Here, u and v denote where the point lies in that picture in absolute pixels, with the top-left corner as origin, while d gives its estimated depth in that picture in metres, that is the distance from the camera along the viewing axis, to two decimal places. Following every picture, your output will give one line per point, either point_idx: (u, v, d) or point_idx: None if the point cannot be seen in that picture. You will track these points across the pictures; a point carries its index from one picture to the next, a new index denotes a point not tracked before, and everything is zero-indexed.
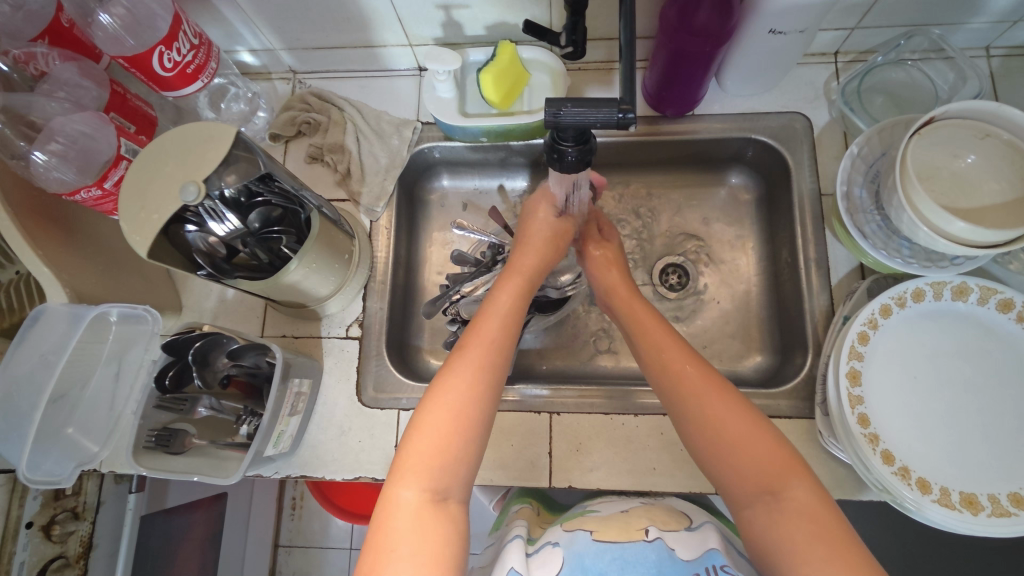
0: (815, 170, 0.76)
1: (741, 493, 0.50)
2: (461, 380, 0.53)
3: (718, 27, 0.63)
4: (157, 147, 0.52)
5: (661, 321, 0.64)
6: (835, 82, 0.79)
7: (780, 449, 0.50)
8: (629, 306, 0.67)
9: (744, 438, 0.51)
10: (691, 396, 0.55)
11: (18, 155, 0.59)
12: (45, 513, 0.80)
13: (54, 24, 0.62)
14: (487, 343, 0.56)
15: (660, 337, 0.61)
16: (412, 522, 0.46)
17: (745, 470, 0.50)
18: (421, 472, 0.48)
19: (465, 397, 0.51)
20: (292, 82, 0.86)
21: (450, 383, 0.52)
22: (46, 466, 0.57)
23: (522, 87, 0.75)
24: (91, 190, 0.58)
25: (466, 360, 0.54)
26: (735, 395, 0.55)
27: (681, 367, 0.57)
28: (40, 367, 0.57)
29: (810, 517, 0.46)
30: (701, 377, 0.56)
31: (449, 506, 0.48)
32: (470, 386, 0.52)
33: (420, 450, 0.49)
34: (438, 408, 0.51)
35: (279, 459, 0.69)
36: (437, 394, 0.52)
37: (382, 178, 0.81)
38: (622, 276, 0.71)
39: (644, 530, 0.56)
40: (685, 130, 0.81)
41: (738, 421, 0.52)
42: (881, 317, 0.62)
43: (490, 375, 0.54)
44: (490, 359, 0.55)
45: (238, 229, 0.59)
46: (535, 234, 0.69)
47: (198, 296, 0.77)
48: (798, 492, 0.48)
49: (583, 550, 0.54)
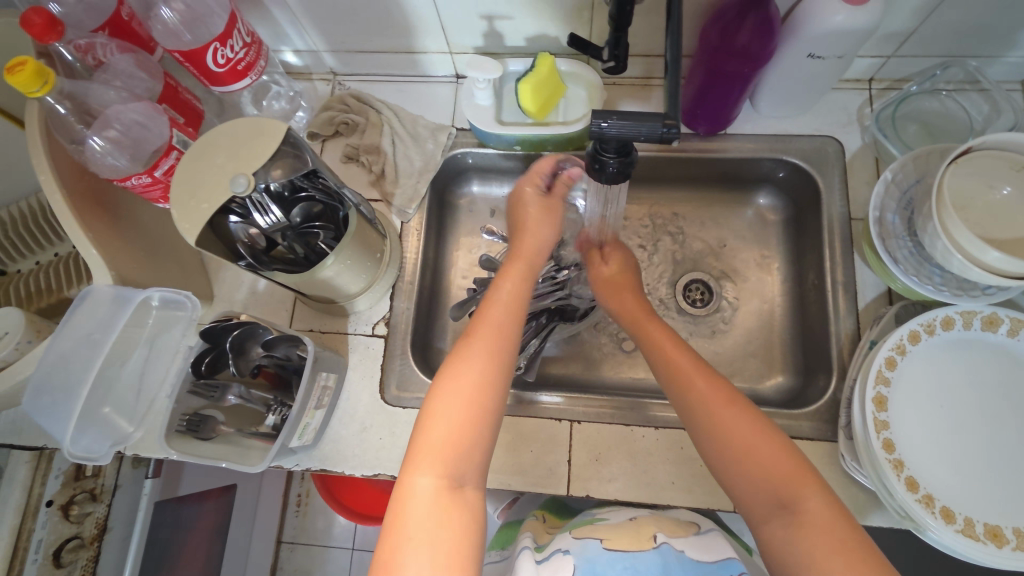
0: (846, 195, 0.77)
1: (758, 508, 0.50)
2: (468, 373, 0.52)
3: (757, 49, 0.64)
4: (209, 139, 0.54)
5: (671, 333, 0.63)
6: (868, 109, 0.80)
7: (792, 461, 0.51)
8: (639, 321, 0.67)
9: (755, 450, 0.52)
10: (704, 409, 0.55)
11: (76, 140, 0.61)
12: (65, 493, 0.81)
13: (114, 17, 0.64)
14: (495, 333, 0.56)
15: (670, 349, 0.61)
16: (428, 512, 0.46)
17: (761, 482, 0.51)
18: (434, 461, 0.49)
19: (472, 389, 0.52)
20: (332, 83, 0.88)
21: (458, 375, 0.52)
22: (85, 442, 0.59)
23: (558, 99, 0.77)
24: (141, 177, 0.60)
25: (473, 353, 0.54)
26: (747, 406, 0.55)
27: (692, 380, 0.57)
28: (84, 346, 0.59)
29: (825, 530, 0.46)
30: (712, 390, 0.56)
31: (466, 494, 0.48)
32: (481, 379, 0.52)
33: (432, 440, 0.49)
34: (450, 398, 0.51)
35: (301, 451, 0.70)
36: (445, 386, 0.52)
37: (415, 181, 0.82)
38: (632, 293, 0.70)
39: (653, 538, 0.57)
40: (716, 148, 0.82)
41: (750, 432, 0.53)
42: (909, 343, 0.62)
43: (500, 367, 0.54)
44: (498, 350, 0.55)
45: (280, 222, 0.61)
46: (528, 210, 0.66)
47: (229, 287, 0.78)
48: (812, 503, 0.48)
49: (595, 558, 0.54)
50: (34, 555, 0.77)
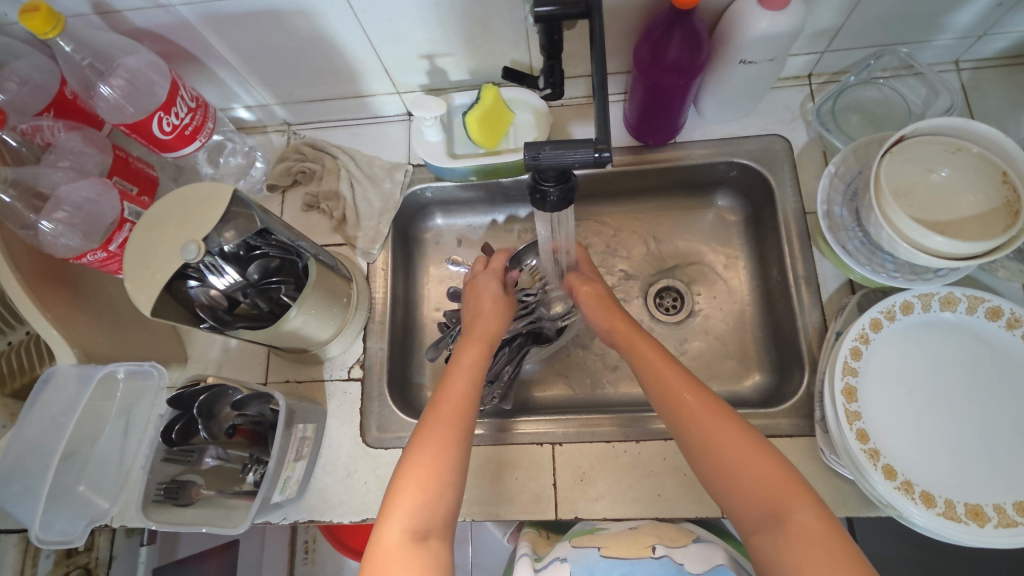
0: (798, 190, 0.78)
1: (750, 519, 0.51)
2: (438, 422, 0.55)
3: (689, 61, 0.66)
4: (158, 209, 0.55)
5: (659, 348, 0.63)
6: (811, 103, 0.81)
7: (783, 471, 0.51)
8: (632, 341, 0.65)
9: (744, 465, 0.52)
10: (693, 424, 0.56)
11: (27, 225, 0.62)
12: (59, 570, 0.81)
13: (59, 97, 0.66)
14: (460, 393, 0.58)
15: (660, 365, 0.61)
16: (392, 562, 0.48)
17: (750, 494, 0.51)
18: (403, 512, 0.50)
19: (444, 439, 0.54)
20: (287, 134, 0.88)
21: (428, 430, 0.55)
22: (59, 526, 0.59)
23: (506, 125, 0.78)
24: (96, 253, 0.60)
25: (440, 410, 0.56)
26: (739, 421, 0.55)
27: (681, 397, 0.57)
28: (51, 429, 0.60)
29: (816, 541, 0.47)
30: (701, 404, 0.56)
31: (430, 542, 0.50)
32: (451, 426, 0.55)
33: (399, 498, 0.51)
34: (420, 453, 0.53)
35: (286, 504, 0.70)
36: (419, 442, 0.54)
37: (377, 222, 0.83)
38: (619, 312, 0.69)
39: (652, 547, 0.58)
40: (670, 157, 0.83)
41: (736, 445, 0.53)
42: (871, 331, 0.63)
43: (463, 425, 0.56)
44: (463, 405, 0.57)
45: (237, 281, 0.62)
46: (484, 299, 0.70)
47: (202, 347, 0.78)
48: (802, 514, 0.48)
49: (592, 564, 0.57)
50: None
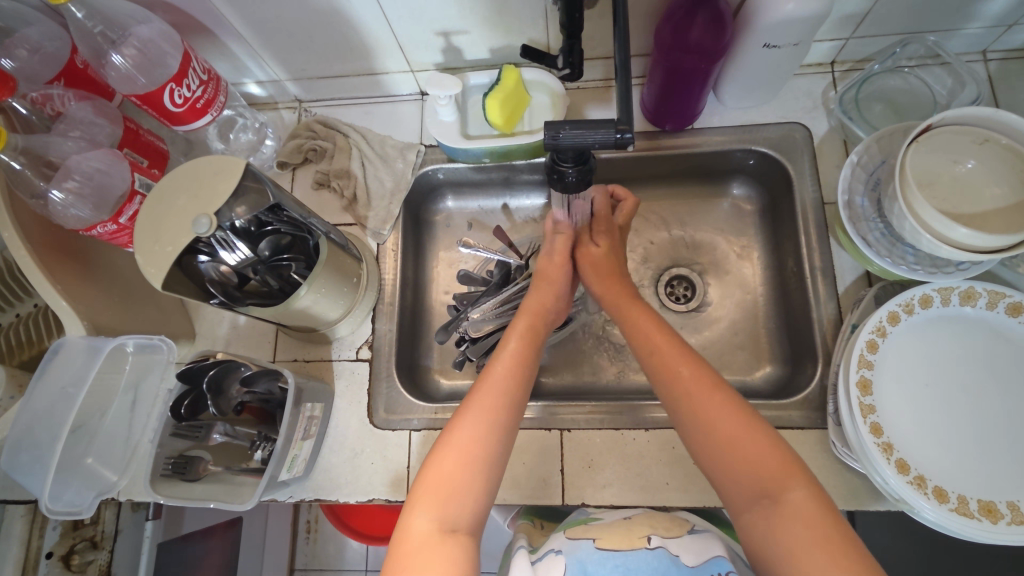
0: (817, 179, 0.77)
1: (740, 499, 0.50)
2: (484, 403, 0.55)
3: (712, 44, 0.64)
4: (169, 182, 0.54)
5: (655, 320, 0.63)
6: (833, 92, 0.80)
7: (778, 452, 0.50)
8: (624, 309, 0.66)
9: (738, 442, 0.51)
10: (687, 398, 0.55)
11: (37, 195, 0.61)
12: (64, 543, 0.80)
13: (69, 66, 0.66)
14: (498, 377, 0.58)
15: (655, 337, 0.61)
16: (421, 551, 0.48)
17: (743, 472, 0.50)
18: (432, 501, 0.50)
19: (477, 431, 0.54)
20: (298, 110, 0.87)
21: (464, 415, 0.55)
22: (67, 497, 0.59)
23: (523, 108, 0.77)
24: (107, 225, 0.60)
25: (478, 394, 0.56)
26: (732, 395, 0.55)
27: (676, 370, 0.57)
28: (60, 399, 0.59)
29: (806, 522, 0.46)
30: (694, 379, 0.56)
31: (460, 535, 0.49)
32: (491, 409, 0.55)
33: (429, 482, 0.52)
34: (455, 440, 0.53)
35: (293, 483, 0.70)
36: (450, 431, 0.54)
37: (388, 202, 0.82)
38: (615, 279, 0.69)
39: (646, 538, 0.58)
40: (686, 143, 0.81)
41: (731, 421, 0.53)
42: (889, 324, 0.62)
43: (503, 412, 0.55)
44: (502, 390, 0.57)
45: (248, 257, 0.61)
46: (547, 270, 0.71)
47: (211, 324, 0.78)
48: (794, 495, 0.47)
49: (586, 557, 0.56)
50: None
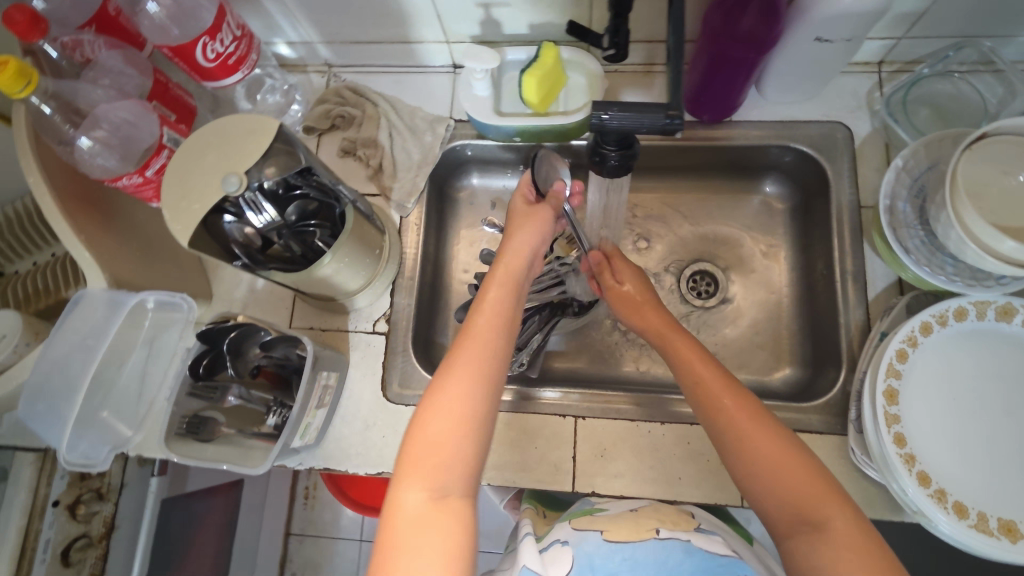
0: (855, 182, 0.75)
1: (784, 526, 0.49)
2: (468, 364, 0.50)
3: (764, 34, 0.62)
4: (198, 138, 0.53)
5: (696, 346, 0.62)
6: (878, 92, 0.77)
7: (820, 478, 0.50)
8: (664, 335, 0.65)
9: (780, 469, 0.50)
10: (732, 428, 0.54)
11: (64, 141, 0.60)
12: (71, 493, 0.79)
13: (100, 13, 0.63)
14: (483, 335, 0.52)
15: (694, 362, 0.60)
16: (418, 528, 0.44)
17: (786, 499, 0.50)
18: (421, 472, 0.46)
19: (465, 391, 0.48)
20: (327, 75, 0.86)
21: (446, 376, 0.49)
22: (83, 448, 0.59)
23: (559, 88, 0.75)
24: (132, 177, 0.59)
25: (459, 352, 0.50)
26: (773, 423, 0.54)
27: (719, 398, 0.56)
28: (79, 349, 0.59)
29: (854, 550, 0.45)
30: (738, 408, 0.55)
31: (455, 502, 0.46)
32: (478, 370, 0.49)
33: (417, 449, 0.47)
34: (437, 406, 0.48)
35: (304, 451, 0.70)
36: (432, 394, 0.49)
37: (414, 175, 0.81)
38: (654, 307, 0.68)
39: (654, 530, 0.57)
40: (722, 135, 0.79)
41: (775, 448, 0.52)
42: (920, 334, 0.61)
43: (491, 373, 0.50)
44: (489, 350, 0.51)
45: (274, 221, 0.59)
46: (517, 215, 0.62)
47: (228, 286, 0.77)
48: (838, 524, 0.47)
49: (593, 550, 0.55)
50: (42, 555, 0.76)
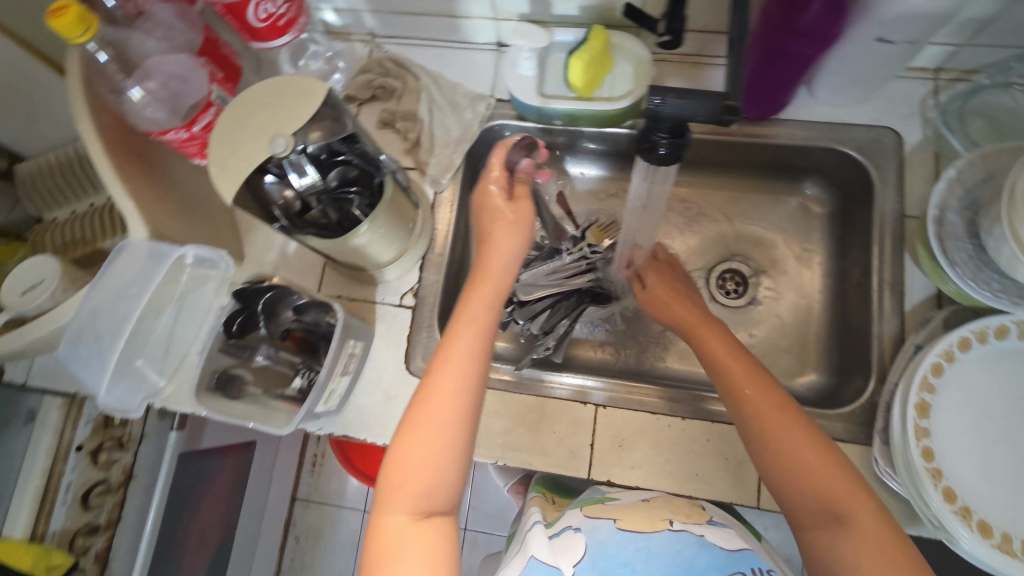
0: (901, 190, 0.73)
1: (807, 519, 0.49)
2: (446, 386, 0.48)
3: (823, 29, 0.61)
4: (247, 98, 0.53)
5: (727, 339, 0.62)
6: (933, 100, 0.75)
7: (846, 473, 0.49)
8: (695, 328, 0.64)
9: (807, 462, 0.50)
10: (758, 418, 0.54)
11: (116, 90, 0.61)
12: (94, 438, 0.81)
13: None
14: (460, 357, 0.49)
15: (722, 355, 0.60)
16: (403, 551, 0.43)
17: (810, 492, 0.49)
18: (403, 495, 0.45)
19: (444, 413, 0.47)
20: (371, 44, 0.85)
21: (424, 397, 0.48)
22: (117, 395, 0.60)
23: (605, 73, 0.73)
24: (179, 132, 0.61)
25: (437, 374, 0.48)
26: (799, 415, 0.53)
27: (744, 389, 0.56)
28: (120, 298, 0.61)
29: (877, 543, 0.45)
30: (763, 397, 0.55)
31: (440, 521, 0.45)
32: (456, 393, 0.48)
33: (398, 473, 0.46)
34: (416, 430, 0.47)
35: (325, 416, 0.70)
36: (411, 416, 0.48)
37: (451, 151, 0.80)
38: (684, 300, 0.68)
39: (668, 521, 0.57)
40: (766, 133, 0.78)
41: (802, 440, 0.51)
42: (958, 350, 0.60)
43: (469, 395, 0.48)
44: (466, 373, 0.49)
45: (315, 184, 0.58)
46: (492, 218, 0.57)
47: (260, 249, 0.78)
48: (864, 518, 0.47)
49: (606, 537, 0.54)
50: (64, 497, 0.77)
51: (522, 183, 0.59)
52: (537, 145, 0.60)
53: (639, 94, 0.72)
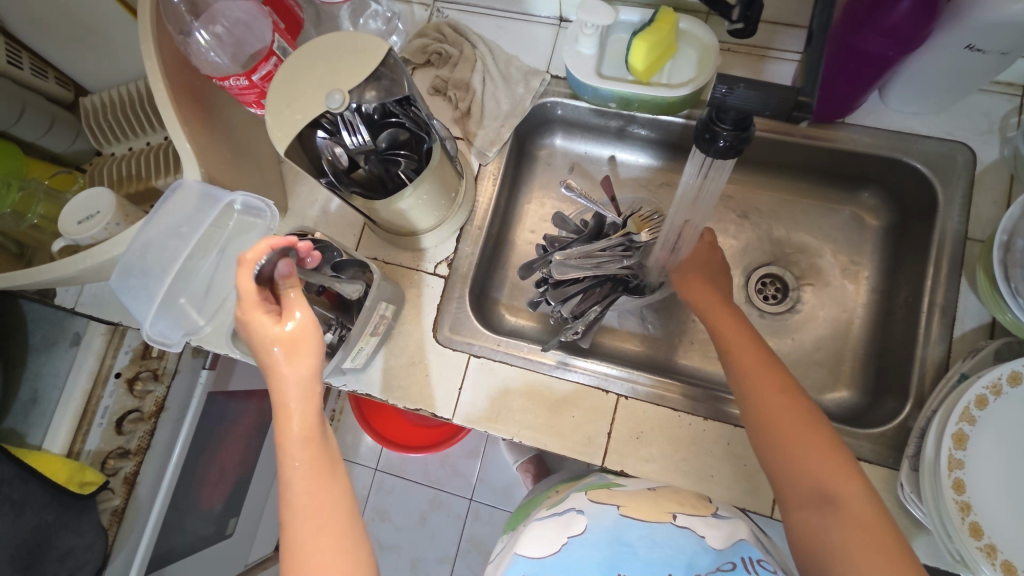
0: (967, 210, 0.69)
1: (796, 499, 0.50)
2: (313, 495, 0.48)
3: (911, 29, 0.58)
4: (309, 50, 0.53)
5: (741, 324, 0.63)
6: (1015, 118, 0.70)
7: (843, 459, 0.50)
8: (711, 312, 0.65)
9: (802, 444, 0.51)
10: (762, 399, 0.55)
11: (184, 32, 0.63)
12: (132, 368, 0.85)
13: None
14: (304, 468, 0.48)
15: (735, 339, 0.61)
16: None
17: (802, 473, 0.50)
18: None
19: (318, 517, 0.48)
20: (430, 9, 0.84)
21: (297, 515, 0.48)
22: (161, 327, 0.60)
23: (667, 58, 0.71)
24: (239, 79, 0.60)
25: (296, 496, 0.48)
26: (802, 400, 0.55)
27: (750, 370, 0.58)
28: (173, 237, 0.60)
29: (864, 526, 0.46)
30: (770, 381, 0.56)
31: None
32: (325, 493, 0.49)
33: None
34: (308, 544, 0.47)
35: (350, 373, 0.72)
36: (295, 540, 0.47)
37: (500, 124, 0.79)
38: (710, 286, 0.68)
39: (672, 514, 0.55)
40: (828, 137, 0.75)
41: (802, 423, 0.53)
42: (1007, 383, 0.57)
43: (335, 483, 0.49)
44: (319, 473, 0.49)
45: (365, 144, 0.60)
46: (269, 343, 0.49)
47: (303, 203, 0.79)
48: (853, 501, 0.48)
49: (611, 524, 0.54)
50: (100, 419, 0.81)
51: (289, 287, 0.51)
52: (291, 244, 0.52)
53: (701, 82, 0.70)
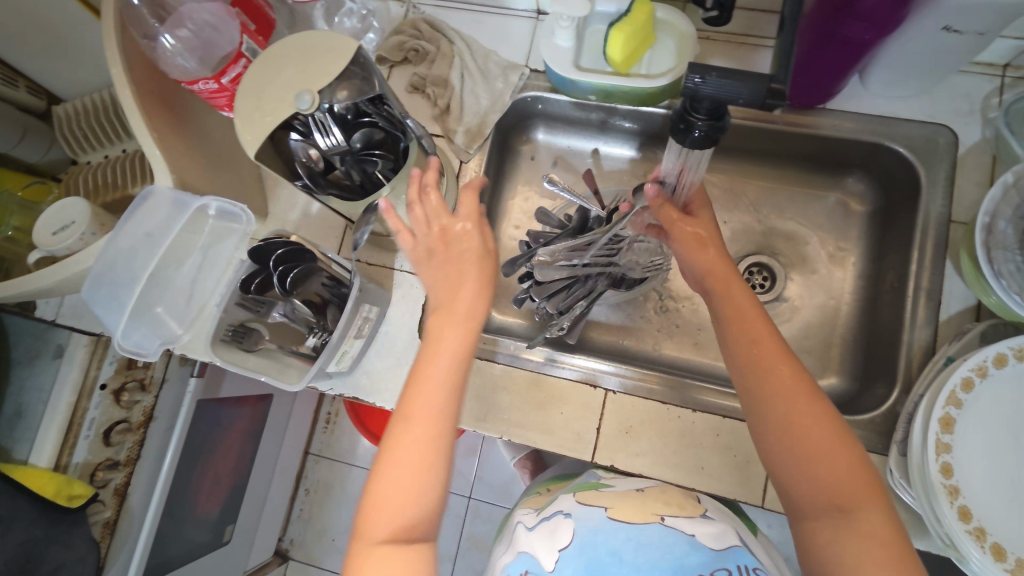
0: (950, 193, 0.69)
1: (808, 507, 0.49)
2: (423, 413, 0.48)
3: (887, 14, 0.57)
4: (277, 51, 0.53)
5: (758, 306, 0.57)
6: (996, 99, 0.70)
7: (863, 472, 0.48)
8: (726, 284, 0.59)
9: (823, 454, 0.49)
10: (784, 399, 0.51)
11: (149, 36, 0.62)
12: (117, 379, 0.83)
13: None
14: (433, 381, 0.49)
15: (755, 325, 0.55)
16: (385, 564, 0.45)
17: (820, 483, 0.49)
18: (390, 512, 0.46)
19: (417, 438, 0.47)
20: (405, 5, 0.83)
21: (405, 423, 0.48)
22: (136, 337, 0.62)
23: (645, 49, 0.71)
24: (208, 83, 0.59)
25: (411, 408, 0.48)
26: (824, 403, 0.51)
27: (774, 366, 0.53)
28: (143, 245, 0.61)
29: (880, 541, 0.46)
30: (795, 380, 0.52)
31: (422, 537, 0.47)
32: (435, 416, 0.48)
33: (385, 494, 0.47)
34: (395, 455, 0.47)
35: (336, 376, 0.71)
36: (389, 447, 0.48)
37: (480, 120, 0.78)
38: (718, 253, 0.61)
39: (660, 515, 0.55)
40: (809, 123, 0.74)
41: (823, 431, 0.50)
42: (992, 365, 0.57)
43: (446, 412, 0.49)
44: (441, 395, 0.49)
45: (339, 145, 0.59)
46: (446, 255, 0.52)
47: (283, 207, 0.78)
48: (873, 516, 0.47)
49: (597, 526, 0.53)
50: (87, 432, 0.80)
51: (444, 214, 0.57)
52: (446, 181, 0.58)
53: (679, 72, 0.69)
